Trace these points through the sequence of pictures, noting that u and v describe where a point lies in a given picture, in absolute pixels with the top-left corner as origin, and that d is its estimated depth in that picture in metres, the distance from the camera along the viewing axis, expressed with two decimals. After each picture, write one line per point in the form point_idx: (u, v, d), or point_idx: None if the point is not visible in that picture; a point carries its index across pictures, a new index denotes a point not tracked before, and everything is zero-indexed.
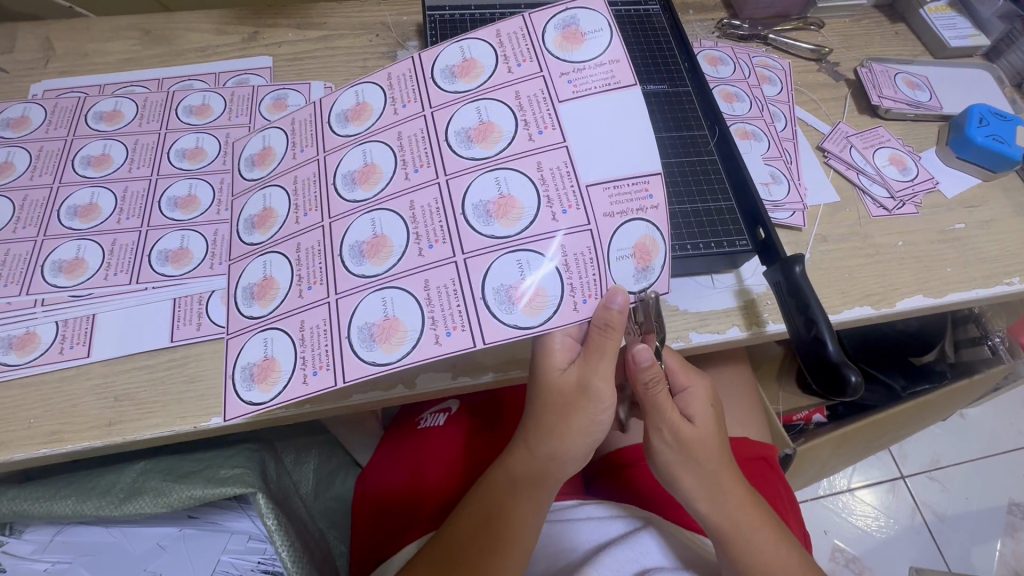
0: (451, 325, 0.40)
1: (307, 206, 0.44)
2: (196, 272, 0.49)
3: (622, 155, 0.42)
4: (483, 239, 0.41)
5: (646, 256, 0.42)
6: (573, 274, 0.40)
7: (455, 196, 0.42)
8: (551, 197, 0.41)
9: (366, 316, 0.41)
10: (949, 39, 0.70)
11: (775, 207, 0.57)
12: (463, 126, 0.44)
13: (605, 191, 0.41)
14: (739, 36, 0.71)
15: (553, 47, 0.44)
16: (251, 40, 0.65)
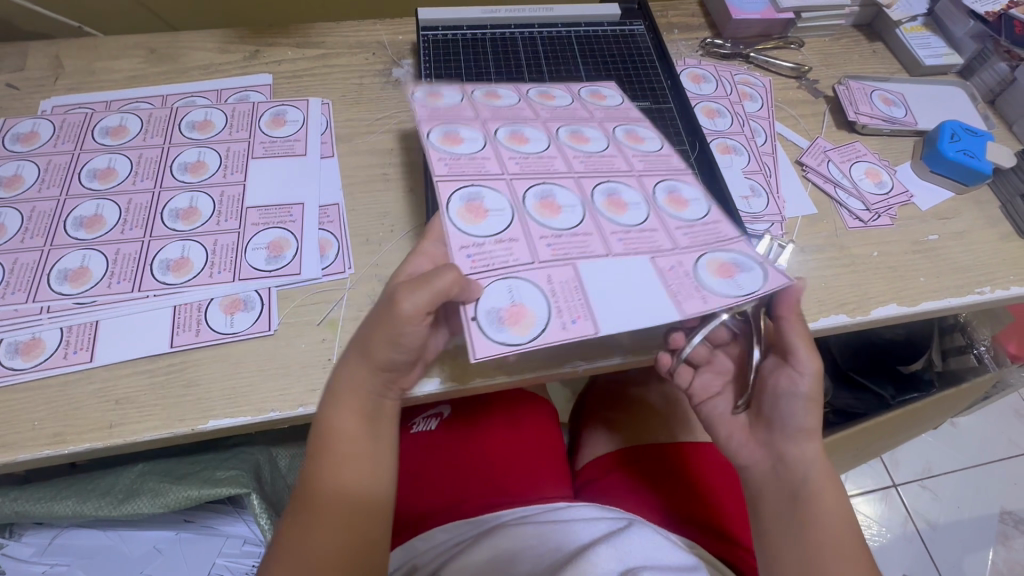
0: (449, 166, 0.48)
1: (466, 109, 0.53)
2: (196, 280, 0.51)
3: (636, 272, 0.45)
4: (523, 187, 0.48)
5: (522, 320, 0.41)
6: (493, 264, 0.44)
7: (521, 160, 0.50)
8: (559, 226, 0.46)
9: (457, 131, 0.51)
10: (924, 57, 0.73)
11: (754, 219, 0.59)
12: (608, 180, 0.50)
13: (575, 251, 0.45)
14: (721, 55, 0.74)
15: (624, 135, 0.54)
16: (252, 58, 0.68)
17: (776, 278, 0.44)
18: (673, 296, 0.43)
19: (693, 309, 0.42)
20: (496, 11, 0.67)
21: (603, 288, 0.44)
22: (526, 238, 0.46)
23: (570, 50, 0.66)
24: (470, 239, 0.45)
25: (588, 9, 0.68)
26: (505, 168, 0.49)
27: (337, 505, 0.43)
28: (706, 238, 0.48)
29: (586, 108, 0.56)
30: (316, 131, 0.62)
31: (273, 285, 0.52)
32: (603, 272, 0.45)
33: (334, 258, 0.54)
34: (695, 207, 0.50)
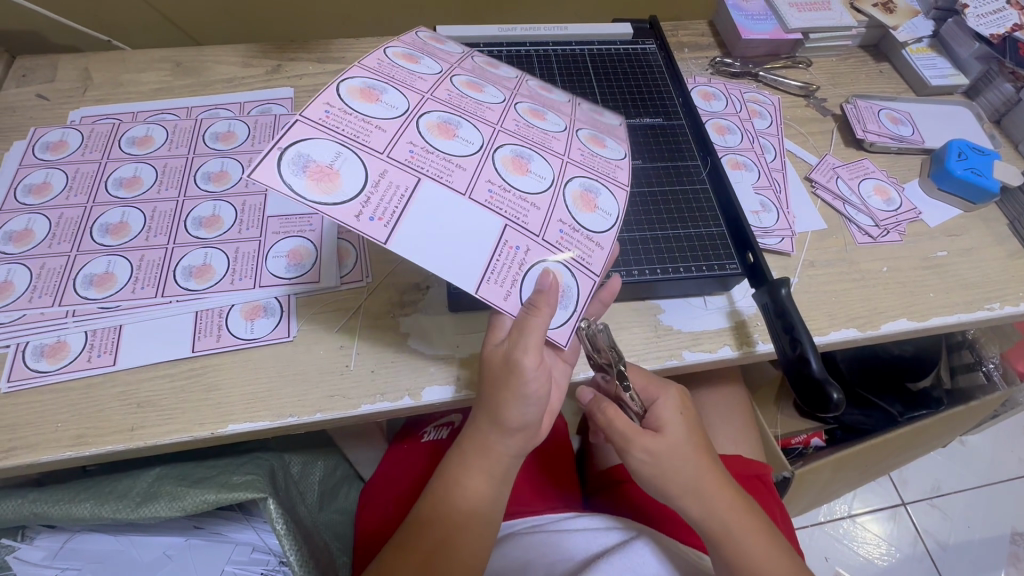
0: (381, 65, 0.43)
1: (426, 79, 0.45)
2: (217, 287, 0.53)
3: (468, 235, 0.39)
4: (428, 111, 0.42)
5: (327, 183, 0.35)
6: (346, 129, 0.38)
7: (458, 95, 0.45)
8: (434, 162, 0.40)
9: (421, 61, 0.47)
10: (930, 78, 0.74)
11: (765, 234, 0.60)
12: (523, 152, 0.44)
13: (430, 185, 0.39)
14: (731, 73, 0.75)
15: (585, 137, 0.50)
16: (274, 72, 0.70)
17: (567, 331, 0.43)
18: (487, 267, 0.39)
19: (487, 294, 0.39)
20: (512, 29, 0.68)
21: (425, 217, 0.38)
22: (395, 133, 0.40)
23: (583, 68, 0.67)
24: (342, 104, 0.39)
25: (601, 28, 0.70)
26: (436, 91, 0.44)
27: (444, 532, 0.45)
28: (574, 251, 0.43)
29: (582, 110, 0.54)
30: None
31: (293, 293, 0.53)
32: (437, 195, 0.39)
33: (353, 266, 0.55)
34: (597, 218, 0.44)
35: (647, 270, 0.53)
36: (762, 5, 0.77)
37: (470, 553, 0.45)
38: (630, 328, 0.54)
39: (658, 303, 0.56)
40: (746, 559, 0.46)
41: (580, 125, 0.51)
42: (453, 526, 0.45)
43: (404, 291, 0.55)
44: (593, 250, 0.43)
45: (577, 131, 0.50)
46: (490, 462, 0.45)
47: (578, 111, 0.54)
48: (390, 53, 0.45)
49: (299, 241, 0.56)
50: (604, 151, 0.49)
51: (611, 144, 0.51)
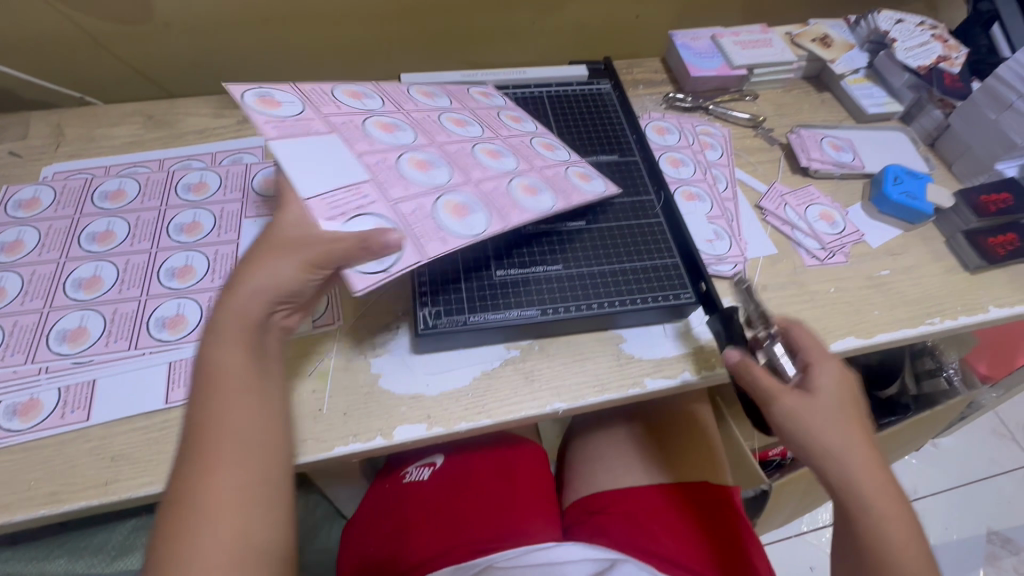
0: (359, 97, 0.58)
1: (390, 109, 0.58)
2: (190, 337, 0.54)
3: (327, 174, 0.48)
4: (383, 119, 0.56)
5: (268, 104, 0.50)
6: (314, 98, 0.54)
7: (428, 121, 0.59)
8: (349, 139, 0.52)
9: (405, 103, 0.61)
10: (867, 106, 0.79)
11: (719, 261, 0.63)
12: (438, 170, 0.54)
13: (316, 177, 0.47)
14: (683, 108, 0.80)
15: (518, 183, 0.55)
16: (244, 122, 0.73)
17: (364, 280, 0.45)
18: (326, 191, 0.47)
19: (314, 207, 0.46)
20: (473, 75, 0.72)
21: (297, 144, 0.48)
22: (345, 112, 0.54)
23: (544, 110, 0.71)
24: (249, 105, 0.49)
25: (558, 71, 0.74)
26: (326, 120, 0.52)
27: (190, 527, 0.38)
28: (417, 228, 0.48)
29: (563, 172, 0.59)
30: None
31: None
32: (335, 146, 0.50)
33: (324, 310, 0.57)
34: (458, 223, 0.50)
35: (608, 302, 0.56)
36: (708, 43, 0.82)
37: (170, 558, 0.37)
38: (595, 359, 0.56)
39: (620, 333, 0.58)
40: (880, 533, 0.45)
41: (527, 172, 0.57)
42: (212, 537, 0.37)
43: (376, 332, 0.57)
44: (437, 241, 0.48)
45: (520, 177, 0.56)
46: (223, 447, 0.40)
47: (559, 168, 0.59)
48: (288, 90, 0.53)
49: None
50: (528, 200, 0.54)
51: (542, 193, 0.55)
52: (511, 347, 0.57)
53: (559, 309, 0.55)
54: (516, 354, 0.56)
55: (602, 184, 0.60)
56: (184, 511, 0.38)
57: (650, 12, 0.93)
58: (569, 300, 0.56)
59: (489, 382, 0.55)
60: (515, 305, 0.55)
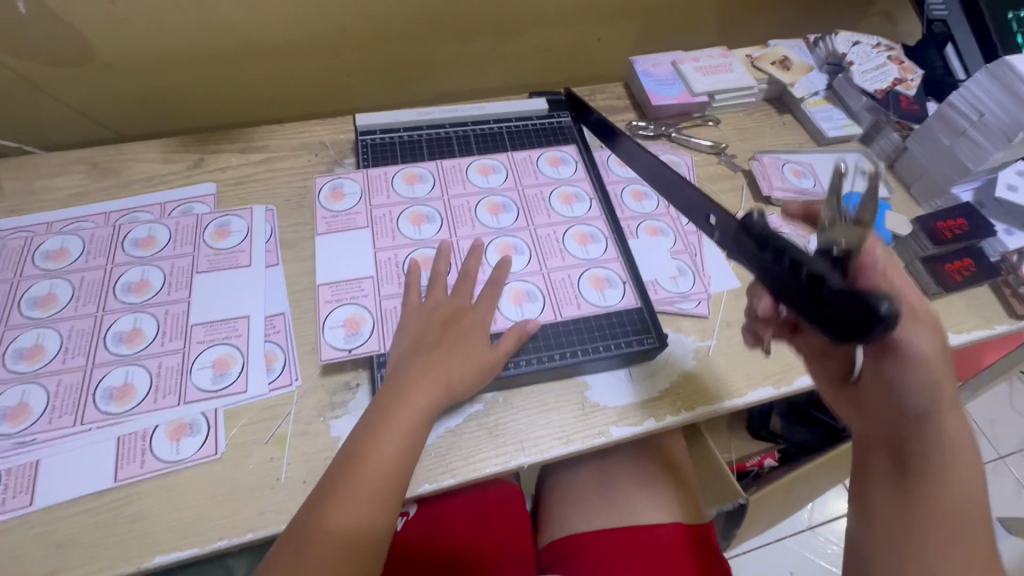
0: (427, 181, 0.67)
1: (434, 198, 0.65)
2: (139, 408, 0.52)
3: (344, 266, 0.60)
4: (422, 205, 0.65)
5: (336, 199, 0.65)
6: (373, 185, 0.66)
7: (463, 209, 0.65)
8: (380, 234, 0.63)
9: (476, 180, 0.67)
10: (827, 129, 0.80)
11: (683, 298, 0.63)
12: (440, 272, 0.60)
13: (329, 287, 0.59)
14: (645, 136, 0.79)
15: (514, 286, 0.60)
16: (195, 167, 0.70)
17: (333, 352, 0.55)
18: (336, 280, 0.59)
19: (323, 291, 0.59)
20: (430, 113, 0.72)
21: (335, 242, 0.62)
22: (389, 203, 0.65)
23: (502, 147, 0.71)
24: (324, 206, 0.65)
25: (517, 105, 0.73)
26: (372, 212, 0.64)
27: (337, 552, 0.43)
28: (387, 324, 0.57)
29: (570, 281, 0.60)
30: (260, 240, 0.64)
31: (219, 406, 0.53)
32: (360, 239, 0.62)
33: (281, 371, 0.55)
34: None
35: (569, 354, 0.56)
36: (669, 69, 0.81)
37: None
38: (558, 408, 0.56)
39: (584, 379, 0.58)
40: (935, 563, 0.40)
41: (528, 277, 0.60)
42: (331, 549, 0.43)
43: (335, 391, 0.55)
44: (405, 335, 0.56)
45: (518, 279, 0.60)
46: (385, 471, 0.46)
47: (569, 269, 0.61)
48: (377, 171, 0.68)
49: (224, 349, 0.56)
50: (510, 307, 0.58)
51: (532, 303, 0.59)
52: (474, 401, 0.56)
53: (520, 363, 0.55)
54: (479, 407, 0.55)
55: (598, 252, 0.63)
56: (318, 541, 0.43)
57: (612, 34, 0.91)
58: (529, 353, 0.56)
59: (453, 438, 0.54)
60: None
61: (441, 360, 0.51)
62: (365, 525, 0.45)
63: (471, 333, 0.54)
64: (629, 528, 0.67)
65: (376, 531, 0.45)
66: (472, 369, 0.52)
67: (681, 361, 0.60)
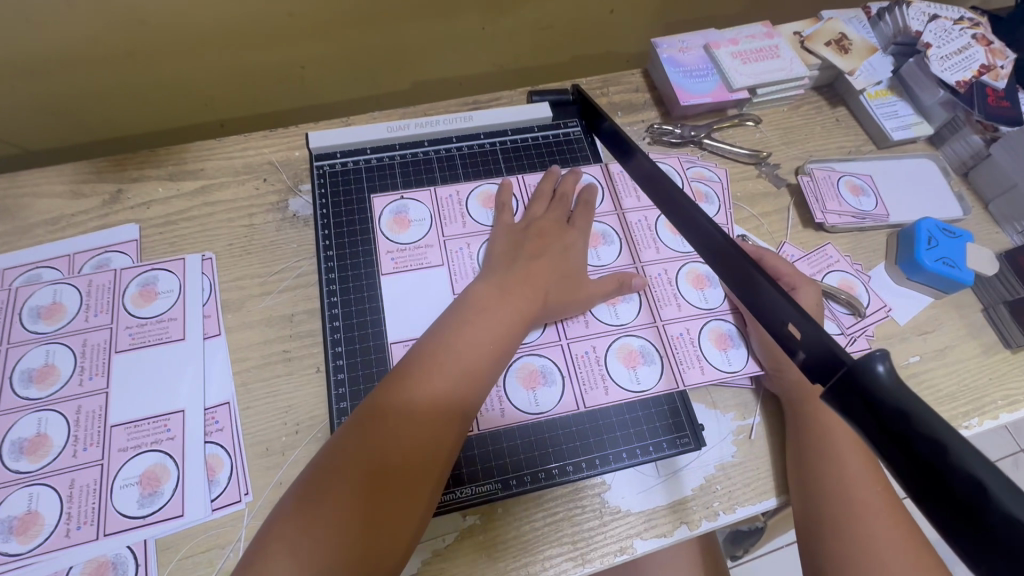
0: (420, 217, 0.55)
1: (428, 242, 0.54)
2: (46, 545, 0.41)
3: (406, 319, 0.51)
4: (426, 244, 0.54)
5: None
6: (380, 214, 0.55)
7: (459, 253, 0.54)
8: (391, 281, 0.52)
9: (477, 214, 0.56)
10: (891, 130, 0.66)
11: (736, 372, 0.52)
12: None
13: (403, 346, 0.50)
14: (670, 143, 0.65)
15: (529, 364, 0.50)
16: (112, 202, 0.56)
17: None
18: (410, 336, 0.50)
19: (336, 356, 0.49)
20: (405, 127, 0.58)
21: (402, 285, 0.52)
22: (392, 243, 0.54)
23: (496, 170, 0.58)
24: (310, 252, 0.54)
25: (514, 114, 0.60)
26: (385, 251, 0.53)
27: (380, 463, 0.38)
28: None
29: (690, 337, 0.53)
30: (195, 302, 0.51)
31: (148, 536, 0.42)
32: (436, 281, 0.52)
33: (225, 482, 0.45)
34: None
35: (571, 466, 0.47)
36: (700, 55, 0.66)
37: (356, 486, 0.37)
38: (569, 517, 0.46)
39: (603, 477, 0.47)
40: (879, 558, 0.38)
41: (544, 351, 0.50)
42: (371, 451, 0.38)
43: None
44: None
45: (531, 355, 0.50)
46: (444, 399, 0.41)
47: (688, 321, 0.53)
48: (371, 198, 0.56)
49: (152, 459, 0.45)
50: (522, 394, 0.49)
51: (548, 386, 0.49)
52: (469, 513, 0.45)
53: (524, 480, 0.46)
54: (474, 521, 0.45)
55: (718, 299, 0.55)
56: (360, 446, 0.38)
57: (628, 4, 0.75)
58: (550, 461, 0.47)
59: (443, 566, 0.44)
60: (477, 476, 0.46)
61: (535, 277, 0.48)
62: (418, 450, 0.39)
63: (563, 263, 0.50)
64: None
65: (439, 460, 0.40)
66: (569, 286, 0.49)
67: (719, 446, 0.49)
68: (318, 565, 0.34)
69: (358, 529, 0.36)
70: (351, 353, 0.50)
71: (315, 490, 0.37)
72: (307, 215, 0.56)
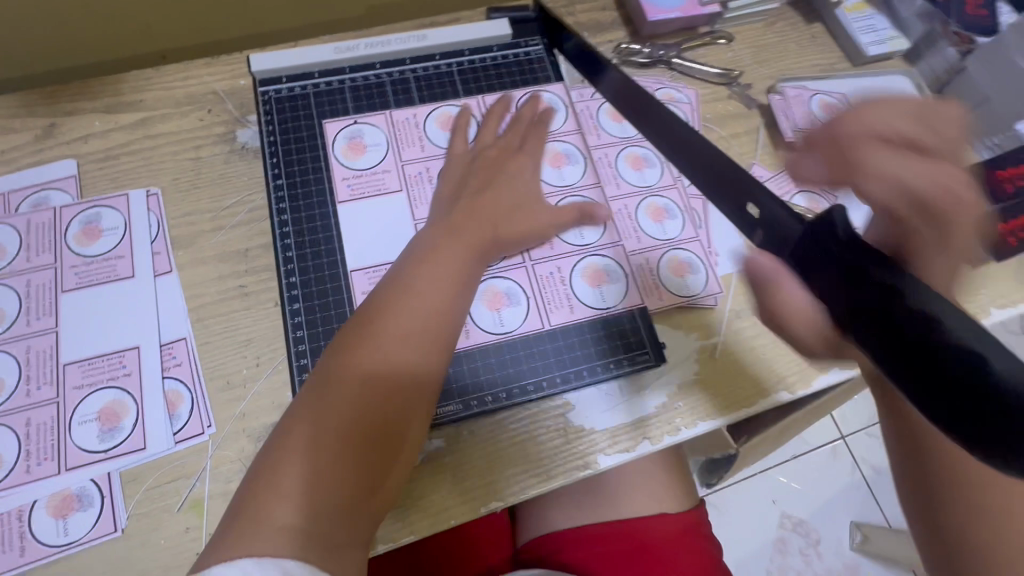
0: (373, 142, 0.53)
1: (385, 169, 0.52)
2: (8, 481, 0.41)
3: (364, 246, 0.49)
4: (376, 167, 0.52)
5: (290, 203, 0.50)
6: (333, 139, 0.52)
7: (416, 177, 0.52)
8: (344, 209, 0.50)
9: (433, 134, 0.53)
10: (867, 46, 0.63)
11: (692, 302, 0.52)
12: None
13: (365, 275, 0.49)
14: (639, 64, 0.62)
15: (494, 287, 0.49)
16: (46, 137, 0.52)
17: None
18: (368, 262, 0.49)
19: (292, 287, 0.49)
20: (353, 48, 0.55)
21: (359, 215, 0.50)
22: (344, 172, 0.51)
23: (453, 91, 0.55)
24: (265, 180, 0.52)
25: (471, 32, 0.57)
26: (338, 179, 0.51)
27: (360, 395, 0.37)
28: None
29: (649, 268, 0.52)
30: (142, 239, 0.49)
31: (113, 470, 0.42)
32: (392, 207, 0.51)
33: (188, 416, 0.44)
34: None
35: (532, 386, 0.48)
36: None
37: (338, 419, 0.36)
38: (534, 437, 0.46)
39: (566, 398, 0.48)
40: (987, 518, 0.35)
41: (508, 273, 0.50)
42: (350, 385, 0.37)
43: (260, 437, 0.45)
44: None
45: (495, 277, 0.49)
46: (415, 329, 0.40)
47: (647, 253, 0.53)
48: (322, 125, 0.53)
49: (108, 396, 0.44)
50: (486, 315, 0.48)
51: (513, 308, 0.49)
52: (433, 437, 0.46)
53: (486, 400, 0.47)
54: (439, 444, 0.46)
55: (676, 230, 0.54)
56: (337, 380, 0.38)
57: None
58: (509, 380, 0.47)
59: (411, 487, 0.44)
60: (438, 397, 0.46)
61: (485, 207, 0.47)
62: (395, 385, 0.39)
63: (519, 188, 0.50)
64: (611, 526, 0.59)
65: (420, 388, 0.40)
66: (523, 217, 0.49)
67: (682, 365, 0.50)
68: (311, 498, 0.34)
69: (346, 462, 0.36)
70: (307, 284, 0.49)
71: (296, 429, 0.36)
72: (256, 146, 0.54)
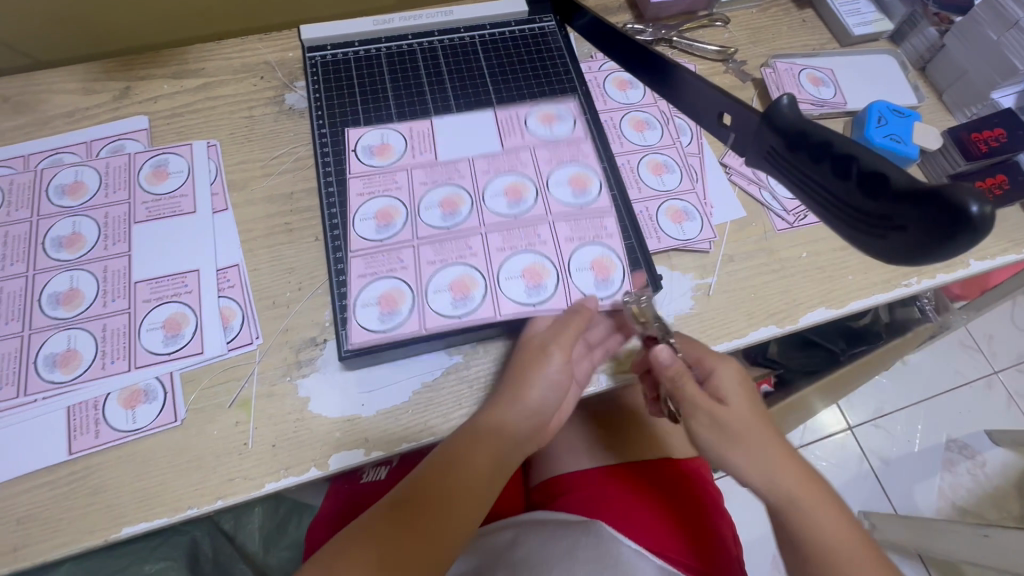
0: (402, 99, 0.60)
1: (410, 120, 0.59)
2: (86, 375, 0.48)
3: (389, 180, 0.55)
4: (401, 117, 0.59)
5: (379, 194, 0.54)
6: (369, 96, 0.59)
7: (434, 127, 0.58)
8: (372, 149, 0.57)
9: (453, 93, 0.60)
10: (853, 26, 0.69)
11: (688, 245, 0.57)
12: (435, 202, 0.55)
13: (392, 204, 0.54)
14: (642, 41, 0.68)
15: (509, 184, 0.56)
16: (122, 98, 0.60)
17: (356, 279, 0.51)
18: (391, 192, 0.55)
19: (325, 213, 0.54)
20: (389, 21, 0.62)
21: (387, 156, 0.56)
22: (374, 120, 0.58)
23: (474, 59, 0.62)
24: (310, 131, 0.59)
25: (492, 9, 0.64)
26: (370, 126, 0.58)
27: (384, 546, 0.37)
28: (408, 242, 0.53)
29: (649, 215, 0.58)
30: (203, 182, 0.56)
31: (175, 370, 0.49)
32: (418, 152, 0.57)
33: (240, 328, 0.51)
34: (384, 228, 0.53)
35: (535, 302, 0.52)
36: None
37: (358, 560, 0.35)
38: None
39: None
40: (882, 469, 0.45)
41: (519, 171, 0.57)
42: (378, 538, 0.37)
43: (301, 348, 0.51)
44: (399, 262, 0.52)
45: (500, 206, 0.55)
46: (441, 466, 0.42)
47: (647, 201, 0.58)
48: (358, 84, 0.60)
49: (172, 309, 0.51)
50: (497, 239, 0.53)
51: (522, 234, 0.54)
52: (454, 353, 0.52)
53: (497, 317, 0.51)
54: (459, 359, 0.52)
55: (674, 182, 0.60)
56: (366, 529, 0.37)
57: None
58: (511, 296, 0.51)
59: (431, 394, 0.50)
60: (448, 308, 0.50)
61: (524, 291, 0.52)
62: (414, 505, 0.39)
63: None
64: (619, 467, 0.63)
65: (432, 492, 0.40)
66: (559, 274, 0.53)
67: (678, 299, 0.55)
68: None
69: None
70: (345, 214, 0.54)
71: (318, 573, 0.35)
72: (302, 107, 0.61)
